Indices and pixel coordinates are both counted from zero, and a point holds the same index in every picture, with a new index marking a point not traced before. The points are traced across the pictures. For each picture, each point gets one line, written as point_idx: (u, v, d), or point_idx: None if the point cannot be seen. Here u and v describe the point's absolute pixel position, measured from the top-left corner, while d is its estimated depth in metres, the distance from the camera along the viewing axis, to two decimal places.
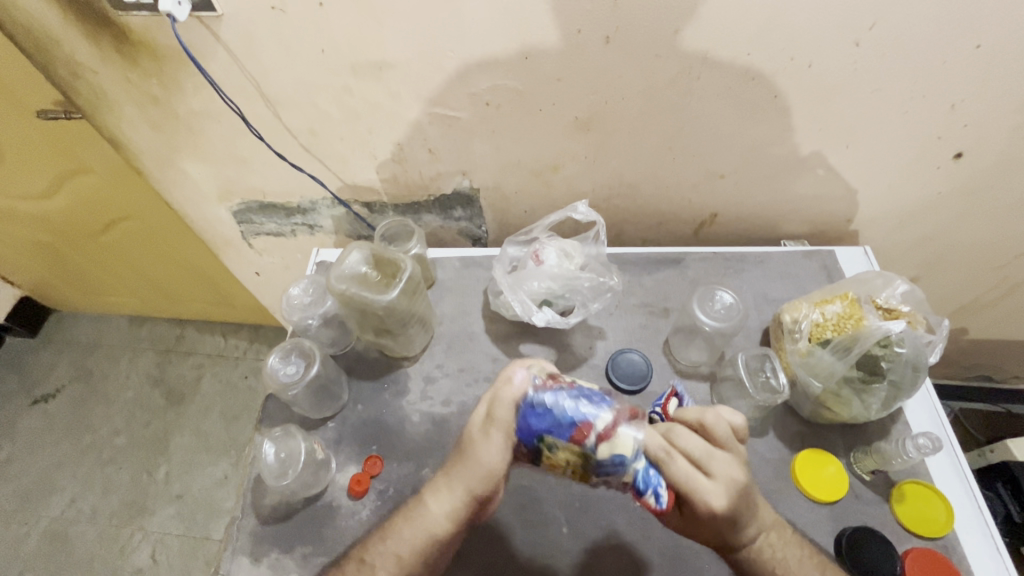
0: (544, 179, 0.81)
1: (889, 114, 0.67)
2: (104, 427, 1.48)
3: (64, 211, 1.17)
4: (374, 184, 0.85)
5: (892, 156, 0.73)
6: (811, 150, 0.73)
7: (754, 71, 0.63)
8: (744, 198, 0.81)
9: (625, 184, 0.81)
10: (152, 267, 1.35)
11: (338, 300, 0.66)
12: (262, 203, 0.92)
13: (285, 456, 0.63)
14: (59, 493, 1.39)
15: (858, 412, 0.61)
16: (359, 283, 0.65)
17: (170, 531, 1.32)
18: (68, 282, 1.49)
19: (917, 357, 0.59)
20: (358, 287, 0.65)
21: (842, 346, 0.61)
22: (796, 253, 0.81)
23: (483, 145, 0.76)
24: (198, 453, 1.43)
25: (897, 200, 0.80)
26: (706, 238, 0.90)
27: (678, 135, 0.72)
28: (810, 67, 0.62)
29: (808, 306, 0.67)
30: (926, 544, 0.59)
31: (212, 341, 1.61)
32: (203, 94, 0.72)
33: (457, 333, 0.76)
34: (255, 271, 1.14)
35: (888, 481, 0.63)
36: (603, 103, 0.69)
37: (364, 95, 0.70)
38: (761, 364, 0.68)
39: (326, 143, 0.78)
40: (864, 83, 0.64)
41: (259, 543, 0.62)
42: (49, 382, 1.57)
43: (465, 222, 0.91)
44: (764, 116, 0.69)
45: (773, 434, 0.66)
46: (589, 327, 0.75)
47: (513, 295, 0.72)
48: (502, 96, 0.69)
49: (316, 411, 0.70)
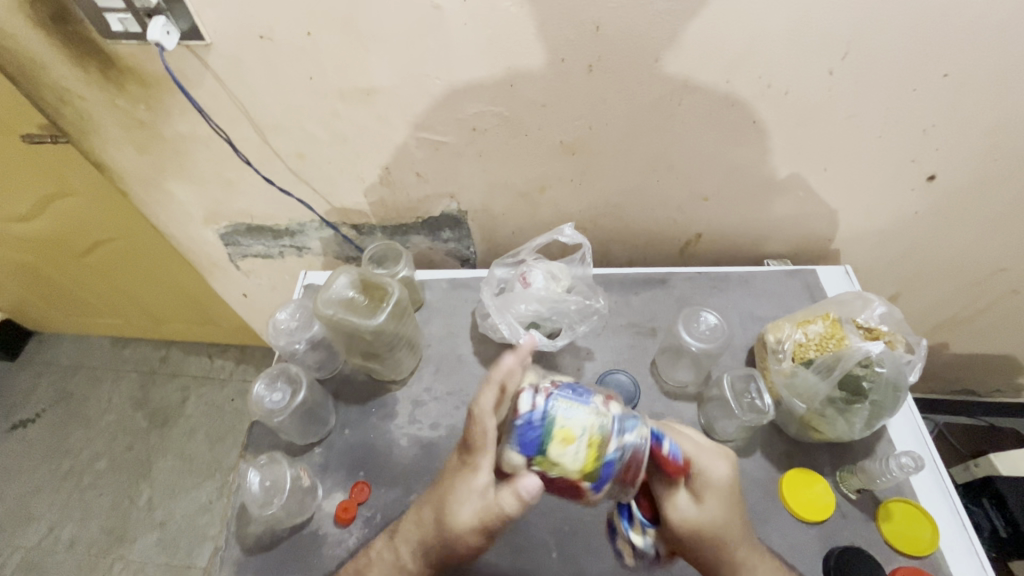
0: (531, 202, 0.82)
1: (865, 138, 0.69)
2: (85, 452, 1.45)
3: (49, 233, 1.15)
4: (362, 207, 0.85)
5: (869, 179, 0.75)
6: (790, 173, 0.75)
7: (734, 97, 0.65)
8: (728, 218, 0.83)
9: (611, 206, 0.82)
10: (137, 288, 1.33)
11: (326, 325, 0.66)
12: (250, 225, 0.92)
13: (270, 484, 0.62)
14: (36, 522, 1.35)
15: (843, 432, 0.62)
16: (348, 308, 0.65)
17: (152, 559, 1.29)
18: (51, 304, 1.47)
19: (897, 377, 0.60)
20: (347, 312, 0.65)
21: (825, 366, 0.61)
22: (780, 272, 0.82)
23: (471, 168, 0.77)
24: (181, 478, 1.40)
25: (875, 220, 0.82)
26: (691, 257, 0.91)
27: (662, 158, 0.74)
28: (787, 93, 0.64)
29: (791, 326, 0.68)
30: (913, 562, 0.59)
31: (198, 362, 1.59)
32: (191, 118, 0.72)
33: (446, 355, 0.76)
34: (242, 292, 1.13)
35: (874, 499, 0.63)
36: (588, 128, 0.70)
37: (352, 121, 0.71)
38: (746, 384, 0.68)
39: (314, 166, 0.78)
40: (839, 110, 0.66)
41: (243, 574, 0.61)
42: (29, 406, 1.53)
43: (453, 243, 0.92)
44: (744, 141, 0.71)
45: (760, 453, 0.66)
46: (578, 348, 0.76)
47: (501, 317, 0.73)
48: (489, 121, 0.70)
49: (303, 436, 0.70)
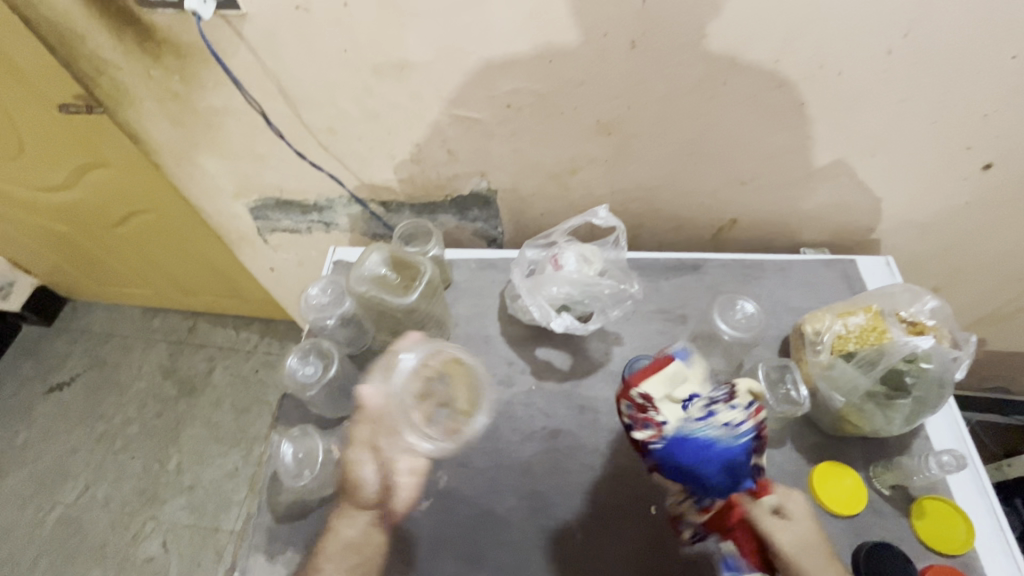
0: (562, 182, 0.80)
1: (917, 123, 0.66)
2: (117, 416, 1.50)
3: (83, 203, 1.18)
4: (391, 183, 0.85)
5: (918, 166, 0.72)
6: (834, 159, 0.72)
7: (781, 77, 0.62)
8: (765, 204, 0.80)
9: (644, 188, 0.80)
10: (166, 259, 1.35)
11: (422, 389, 0.61)
12: (279, 199, 0.92)
13: (303, 456, 0.65)
14: (72, 481, 1.41)
15: (880, 427, 0.60)
16: (467, 381, 0.63)
17: (181, 521, 1.34)
18: (85, 273, 1.51)
19: (944, 373, 0.58)
20: (469, 394, 0.63)
21: (867, 360, 0.59)
22: (817, 261, 0.80)
23: (503, 147, 0.76)
24: (208, 444, 1.45)
25: (921, 210, 0.78)
26: (723, 244, 0.88)
27: (700, 141, 0.71)
28: (838, 74, 0.61)
29: (830, 317, 0.66)
30: (946, 560, 0.58)
31: (224, 333, 1.62)
32: (224, 91, 0.72)
33: (473, 335, 0.76)
34: (269, 266, 1.15)
35: (908, 496, 0.62)
36: (626, 108, 0.68)
37: (384, 96, 0.70)
38: (781, 374, 0.66)
39: (345, 142, 0.78)
40: (893, 93, 0.63)
41: (274, 541, 0.63)
42: (64, 371, 1.59)
43: (480, 223, 0.91)
44: (787, 124, 0.68)
45: (791, 445, 0.65)
46: (606, 333, 0.75)
47: (531, 299, 0.72)
48: (524, 99, 0.68)
49: (332, 410, 0.70)
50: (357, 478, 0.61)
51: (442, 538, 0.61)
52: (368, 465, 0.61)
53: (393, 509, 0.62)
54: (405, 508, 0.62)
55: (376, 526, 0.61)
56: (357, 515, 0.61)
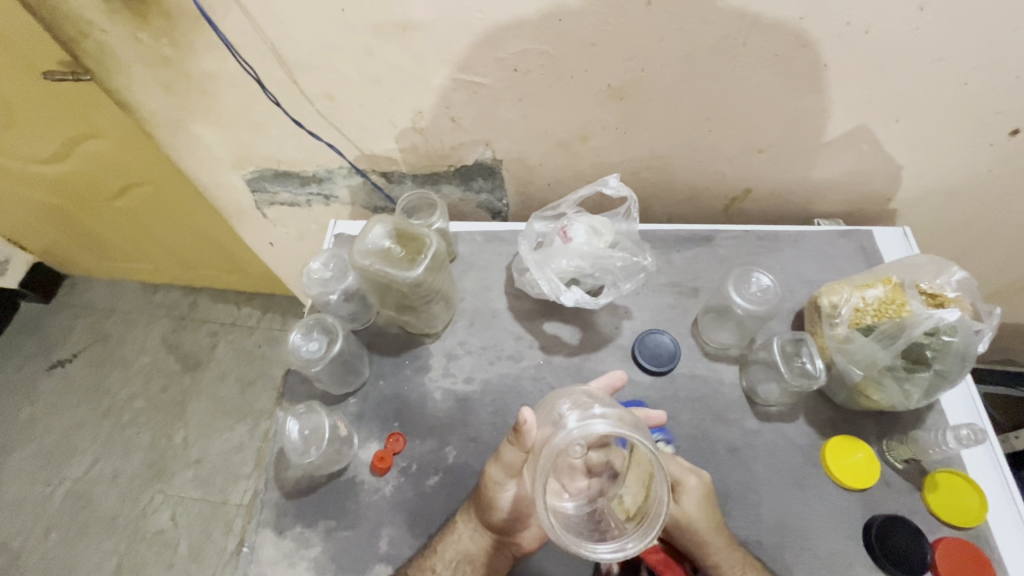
0: (572, 151, 0.77)
1: (946, 86, 0.63)
2: (121, 392, 1.50)
3: (76, 175, 1.14)
4: (393, 153, 0.82)
5: (944, 132, 0.69)
6: (856, 124, 0.69)
7: (806, 37, 0.59)
8: (781, 172, 0.77)
9: (656, 156, 0.77)
10: (163, 234, 1.33)
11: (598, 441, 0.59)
12: (277, 170, 0.89)
13: (310, 433, 0.63)
14: (79, 456, 1.41)
15: (897, 401, 0.59)
16: (641, 475, 0.55)
17: (189, 494, 1.36)
18: (82, 247, 1.48)
19: (967, 346, 0.56)
20: (641, 497, 0.53)
21: (887, 334, 0.57)
22: (833, 232, 0.78)
23: (511, 113, 0.72)
24: (214, 419, 1.45)
25: (942, 177, 0.75)
26: (736, 215, 0.86)
27: (716, 106, 0.68)
28: (867, 32, 0.58)
29: (848, 290, 0.64)
30: (958, 533, 0.58)
31: (225, 309, 1.60)
32: (216, 55, 0.68)
33: (480, 309, 0.74)
34: (268, 240, 1.12)
35: (922, 470, 0.61)
36: (640, 70, 0.65)
37: (385, 59, 0.66)
38: (796, 348, 0.65)
39: (345, 110, 0.74)
40: (923, 53, 0.59)
41: (283, 516, 0.62)
42: (66, 347, 1.58)
43: (486, 194, 0.88)
44: (808, 87, 0.65)
45: (804, 419, 0.64)
46: (616, 307, 0.73)
47: (540, 272, 0.70)
48: (532, 61, 0.65)
49: (338, 386, 0.69)
50: (494, 500, 0.57)
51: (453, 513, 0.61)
52: (509, 488, 0.58)
53: (516, 543, 0.61)
54: (532, 546, 0.61)
55: (496, 550, 0.60)
56: (472, 524, 0.59)
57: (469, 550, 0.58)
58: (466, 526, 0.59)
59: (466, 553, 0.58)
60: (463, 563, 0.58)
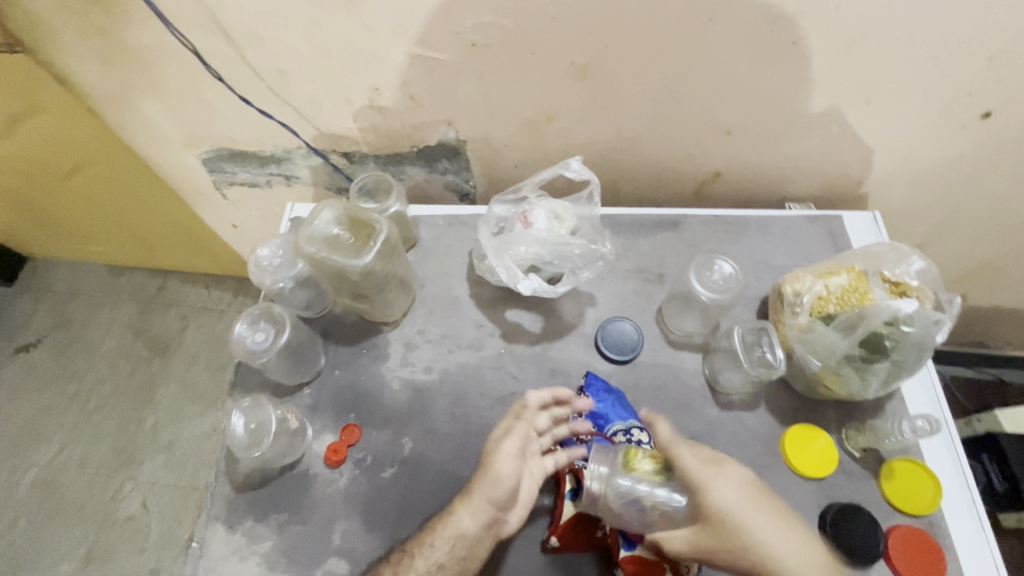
0: (536, 131, 0.74)
1: (919, 66, 0.61)
2: (88, 377, 1.46)
3: (25, 154, 1.09)
4: (351, 132, 0.78)
5: (916, 114, 0.67)
6: (829, 105, 0.67)
7: (776, 11, 0.56)
8: (751, 154, 0.75)
9: (623, 137, 0.74)
10: (124, 215, 1.28)
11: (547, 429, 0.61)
12: (232, 149, 0.85)
13: (256, 427, 0.60)
14: (46, 442, 1.38)
15: (855, 390, 0.58)
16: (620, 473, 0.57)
17: (160, 480, 1.34)
18: (40, 229, 1.42)
19: (923, 336, 0.56)
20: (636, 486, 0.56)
21: (847, 323, 0.57)
22: (802, 217, 0.76)
23: (471, 91, 0.69)
24: (184, 405, 1.42)
25: (914, 160, 0.74)
26: (707, 198, 0.84)
27: (684, 84, 0.65)
28: (839, 8, 0.55)
29: (812, 277, 0.63)
30: (912, 521, 0.58)
31: (194, 292, 1.55)
32: (153, 25, 0.64)
33: (440, 296, 0.72)
34: (231, 222, 1.08)
35: (879, 458, 0.61)
36: (604, 46, 0.61)
37: (335, 32, 0.62)
38: (757, 338, 0.64)
39: (297, 86, 0.70)
40: (895, 30, 0.57)
41: (235, 510, 0.61)
42: (29, 331, 1.53)
43: (451, 176, 0.85)
44: (778, 65, 0.62)
45: (764, 408, 0.64)
46: (580, 294, 0.72)
47: (498, 260, 0.67)
48: (491, 35, 0.61)
49: (291, 376, 0.67)
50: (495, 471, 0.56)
51: (408, 505, 0.60)
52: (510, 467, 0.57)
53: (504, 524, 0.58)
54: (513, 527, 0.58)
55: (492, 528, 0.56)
56: (472, 503, 0.56)
57: (461, 530, 0.55)
58: (463, 511, 0.56)
59: (461, 534, 0.55)
60: (459, 542, 0.55)
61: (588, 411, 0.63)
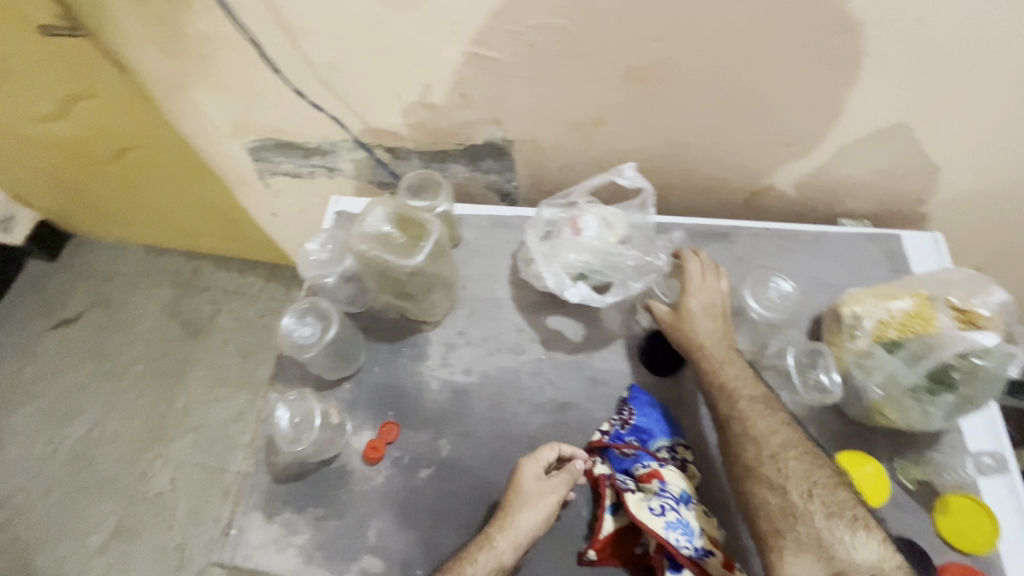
0: (585, 134, 0.73)
1: (997, 83, 0.58)
2: (123, 354, 1.50)
3: (76, 135, 1.11)
4: (399, 128, 0.78)
5: (989, 132, 0.64)
6: (896, 120, 0.64)
7: (851, 20, 0.54)
8: (807, 167, 0.73)
9: (674, 145, 0.73)
10: (166, 198, 1.30)
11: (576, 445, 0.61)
12: (279, 140, 0.86)
13: (300, 420, 0.62)
14: (82, 415, 1.43)
15: (915, 420, 0.57)
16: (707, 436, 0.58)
17: (189, 459, 1.37)
18: (85, 208, 1.46)
19: (994, 370, 0.53)
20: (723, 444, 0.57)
21: (910, 352, 0.55)
22: (859, 235, 0.73)
23: (522, 92, 0.68)
24: (214, 387, 1.45)
25: (982, 181, 0.70)
26: (756, 210, 0.82)
27: (744, 92, 0.63)
28: (919, 20, 0.53)
29: (873, 301, 0.60)
30: (966, 559, 0.56)
31: (227, 276, 1.58)
32: (214, 16, 0.64)
33: (482, 298, 0.72)
34: (270, 211, 1.10)
35: (933, 491, 0.59)
36: (664, 50, 0.60)
37: (392, 28, 0.62)
38: (812, 359, 0.62)
39: (349, 80, 0.70)
40: (977, 44, 0.54)
41: (273, 500, 0.62)
42: (69, 307, 1.58)
43: (494, 176, 0.84)
44: (846, 77, 0.60)
45: (812, 432, 0.62)
46: (623, 303, 0.70)
47: (547, 266, 0.67)
48: (549, 36, 0.60)
49: (332, 371, 0.68)
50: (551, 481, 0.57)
51: (443, 507, 0.60)
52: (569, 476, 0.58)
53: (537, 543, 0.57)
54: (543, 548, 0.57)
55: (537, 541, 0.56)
56: (532, 512, 0.55)
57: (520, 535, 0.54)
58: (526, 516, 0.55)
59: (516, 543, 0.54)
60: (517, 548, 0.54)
61: (633, 422, 0.61)
